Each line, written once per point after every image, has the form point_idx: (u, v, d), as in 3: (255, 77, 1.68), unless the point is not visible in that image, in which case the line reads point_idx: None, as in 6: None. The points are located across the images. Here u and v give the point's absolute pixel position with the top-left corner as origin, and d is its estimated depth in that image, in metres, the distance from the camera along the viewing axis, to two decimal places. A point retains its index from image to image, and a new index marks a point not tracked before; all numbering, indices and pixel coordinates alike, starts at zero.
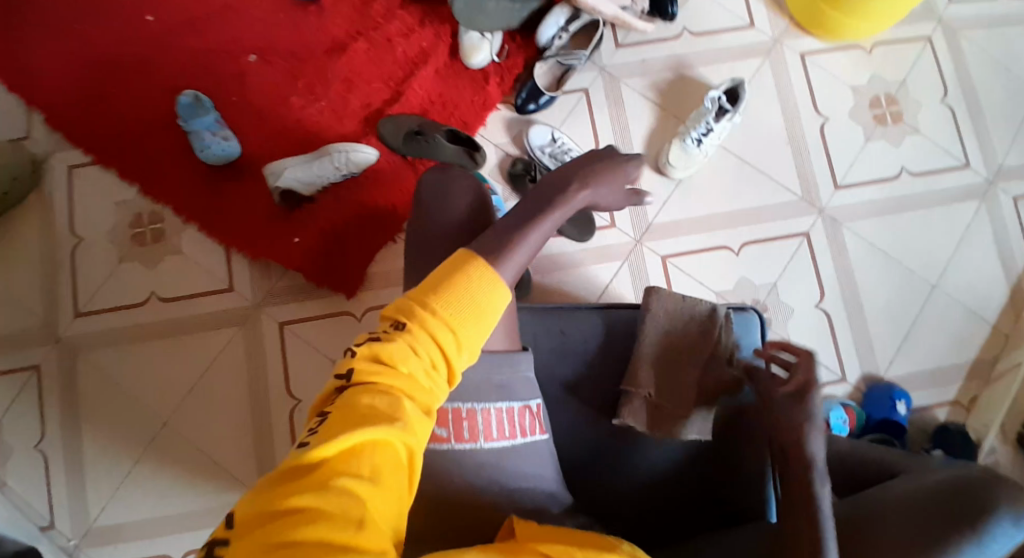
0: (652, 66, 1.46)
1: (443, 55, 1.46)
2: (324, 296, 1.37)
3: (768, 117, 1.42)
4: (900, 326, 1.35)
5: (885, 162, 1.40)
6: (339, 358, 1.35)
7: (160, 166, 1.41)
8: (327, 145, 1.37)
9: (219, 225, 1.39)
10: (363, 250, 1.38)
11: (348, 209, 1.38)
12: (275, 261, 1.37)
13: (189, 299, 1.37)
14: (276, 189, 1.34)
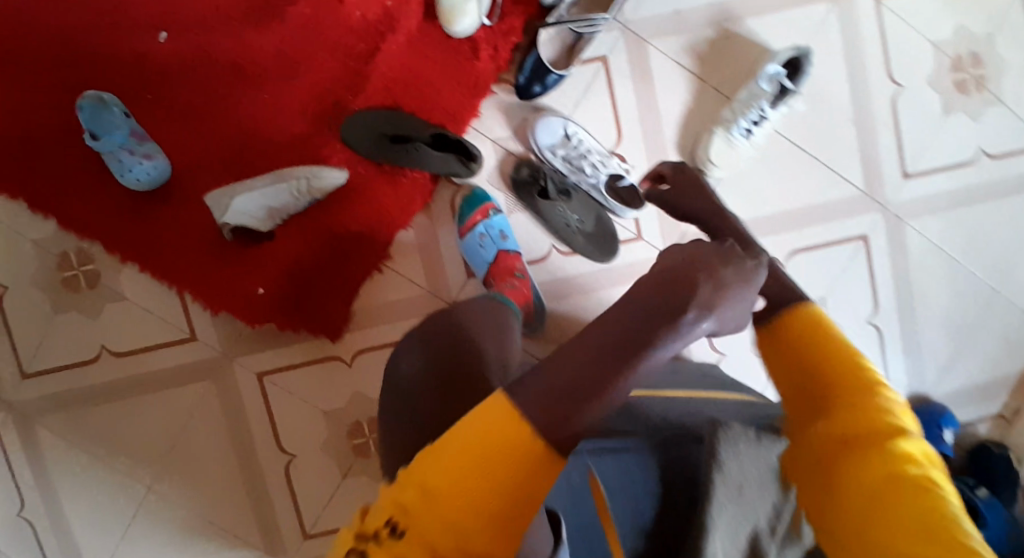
0: (689, 21, 1.16)
1: (414, 19, 1.13)
2: (305, 340, 1.18)
3: (826, 86, 1.16)
4: (954, 336, 1.19)
5: (960, 142, 1.17)
6: (332, 410, 1.20)
7: (77, 194, 1.14)
8: (286, 168, 1.11)
9: (162, 265, 1.16)
10: (341, 288, 1.17)
11: (316, 244, 1.16)
12: (235, 313, 1.17)
13: (146, 351, 1.18)
14: (224, 225, 1.09)
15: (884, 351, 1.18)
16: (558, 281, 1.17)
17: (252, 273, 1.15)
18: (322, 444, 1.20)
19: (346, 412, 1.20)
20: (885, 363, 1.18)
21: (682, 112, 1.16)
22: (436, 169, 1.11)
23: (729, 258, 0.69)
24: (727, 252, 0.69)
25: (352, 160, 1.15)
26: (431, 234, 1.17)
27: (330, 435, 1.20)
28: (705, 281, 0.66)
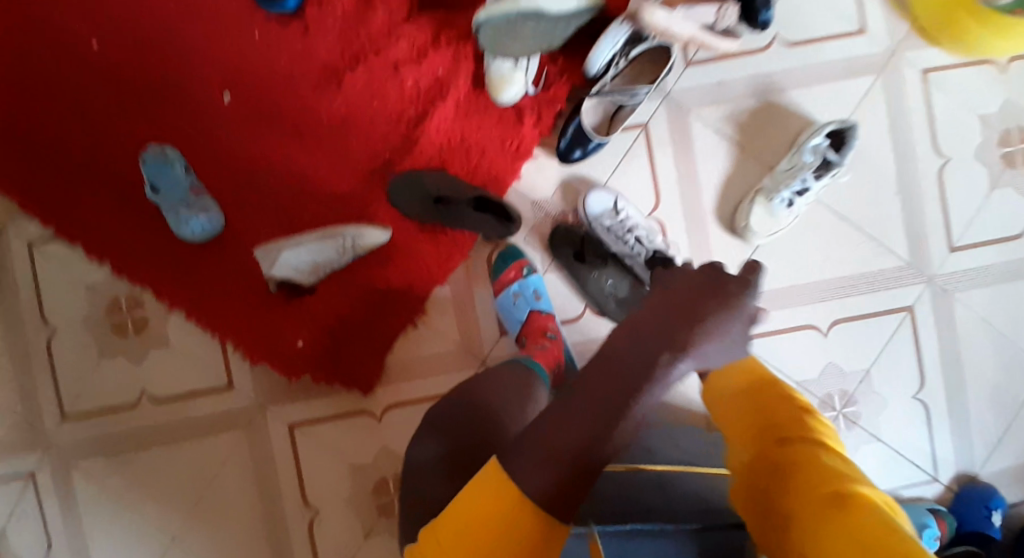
0: (730, 90, 1.17)
1: (465, 85, 1.16)
2: (339, 393, 1.20)
3: (870, 156, 1.15)
4: (1004, 413, 1.14)
5: (1007, 215, 1.15)
6: (359, 467, 1.20)
7: (131, 242, 1.19)
8: (333, 227, 1.14)
9: (208, 313, 1.20)
10: (375, 344, 1.18)
11: (355, 301, 1.18)
12: (273, 363, 1.19)
13: (184, 398, 1.21)
14: (271, 278, 1.13)
15: (931, 427, 1.13)
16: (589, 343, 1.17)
17: (293, 326, 1.18)
18: (347, 501, 1.20)
19: (373, 469, 1.20)
20: (932, 440, 1.14)
21: (723, 180, 1.17)
22: (475, 230, 1.14)
23: (719, 292, 0.73)
24: (715, 285, 0.73)
25: (395, 218, 1.17)
26: (468, 289, 1.19)
27: (356, 492, 1.20)
28: (687, 320, 0.71)
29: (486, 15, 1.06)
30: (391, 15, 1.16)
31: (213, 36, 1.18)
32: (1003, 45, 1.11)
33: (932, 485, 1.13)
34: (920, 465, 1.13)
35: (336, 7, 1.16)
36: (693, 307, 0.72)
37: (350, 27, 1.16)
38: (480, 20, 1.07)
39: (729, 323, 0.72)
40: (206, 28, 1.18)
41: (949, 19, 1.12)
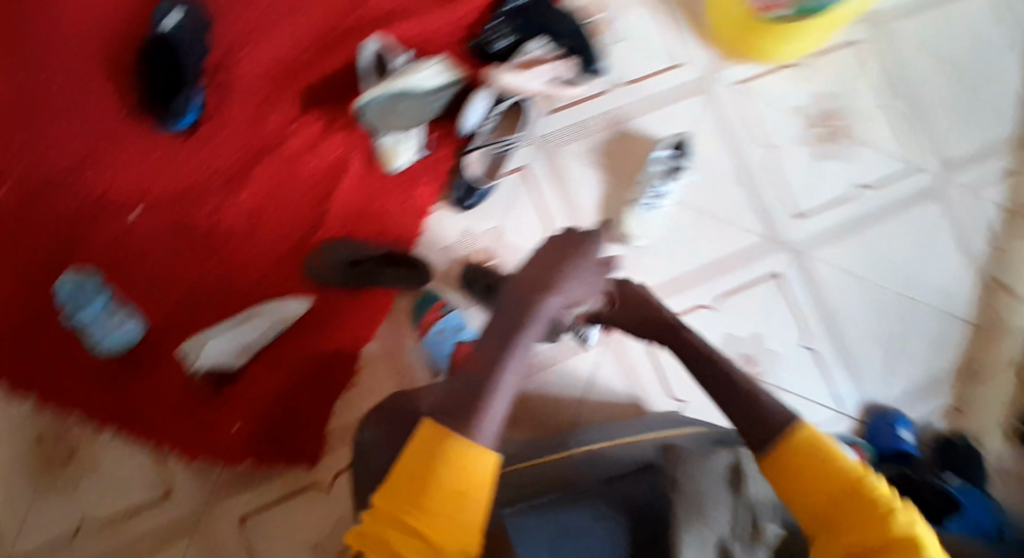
0: (589, 128, 1.33)
1: (360, 164, 1.28)
2: (286, 473, 1.24)
3: (715, 157, 1.33)
4: (883, 342, 1.32)
5: (836, 182, 1.34)
6: (320, 541, 1.24)
7: (53, 370, 1.21)
8: (253, 308, 1.21)
9: (141, 423, 1.22)
10: (314, 414, 1.24)
11: (284, 380, 1.23)
12: (214, 455, 1.22)
13: (128, 516, 1.22)
14: (197, 367, 1.19)
15: (825, 370, 1.31)
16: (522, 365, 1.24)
17: (228, 414, 1.22)
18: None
19: (333, 540, 1.24)
20: (828, 379, 1.31)
21: (600, 200, 1.32)
22: (388, 283, 1.24)
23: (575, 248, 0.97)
24: (572, 245, 0.97)
25: (313, 291, 1.25)
26: (393, 343, 1.27)
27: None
28: (547, 270, 0.93)
29: (366, 100, 1.20)
30: (283, 116, 1.28)
31: (111, 164, 1.25)
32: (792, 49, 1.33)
33: (843, 420, 1.30)
34: (825, 403, 1.30)
35: (229, 118, 1.27)
36: (556, 258, 0.95)
37: (244, 133, 1.28)
38: (359, 105, 1.21)
39: (584, 265, 0.95)
40: (100, 159, 1.25)
41: (749, 35, 1.31)
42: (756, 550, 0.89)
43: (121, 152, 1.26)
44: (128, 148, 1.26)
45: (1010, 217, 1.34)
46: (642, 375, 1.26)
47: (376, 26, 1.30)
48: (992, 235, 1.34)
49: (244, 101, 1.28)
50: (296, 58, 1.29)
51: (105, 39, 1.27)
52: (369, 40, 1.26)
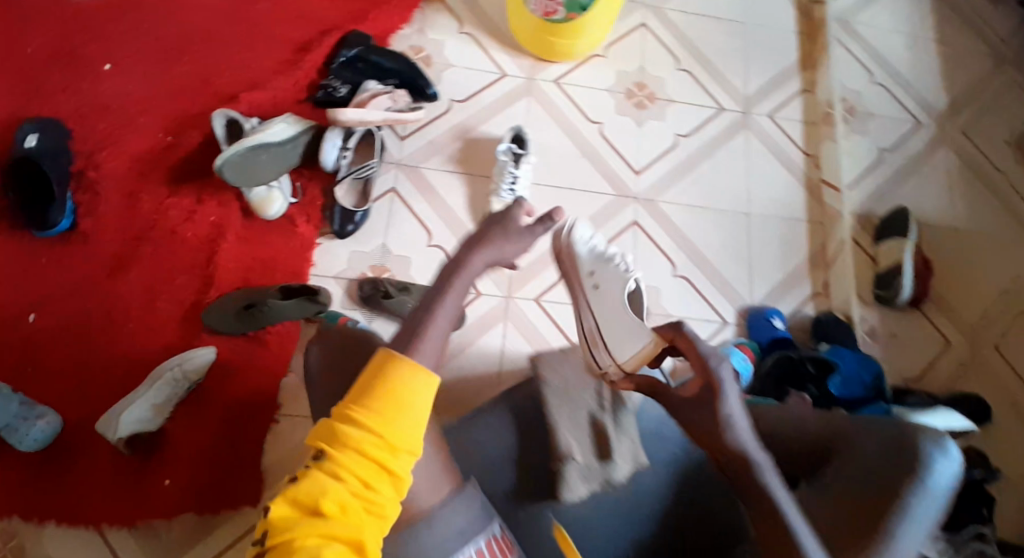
0: (441, 143, 1.48)
1: (238, 219, 1.38)
2: (231, 519, 1.29)
3: (553, 140, 1.51)
4: (742, 255, 1.50)
5: (661, 136, 1.54)
6: None
7: None
8: (155, 368, 1.29)
9: (80, 507, 1.27)
10: (244, 457, 1.31)
11: (210, 427, 1.32)
12: (154, 515, 1.28)
13: None
14: (119, 439, 1.24)
15: (699, 289, 1.48)
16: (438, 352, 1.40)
17: (160, 469, 1.29)
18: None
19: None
20: (706, 299, 1.48)
21: (467, 200, 1.47)
22: (287, 316, 1.32)
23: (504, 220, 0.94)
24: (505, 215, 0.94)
25: (217, 340, 1.35)
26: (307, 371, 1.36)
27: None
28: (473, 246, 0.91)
29: (225, 158, 1.29)
30: (155, 196, 1.37)
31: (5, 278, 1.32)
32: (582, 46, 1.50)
33: (727, 328, 1.46)
34: (708, 316, 1.47)
35: (105, 210, 1.36)
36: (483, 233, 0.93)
37: (123, 219, 1.36)
38: (221, 165, 1.29)
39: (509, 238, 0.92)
40: None
41: (544, 42, 1.49)
42: (624, 414, 1.03)
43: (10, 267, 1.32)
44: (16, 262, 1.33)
45: (808, 129, 1.57)
46: (543, 333, 1.44)
47: (225, 97, 1.41)
48: (801, 146, 1.56)
49: (118, 193, 1.37)
50: (158, 143, 1.39)
51: None
52: (214, 114, 1.34)
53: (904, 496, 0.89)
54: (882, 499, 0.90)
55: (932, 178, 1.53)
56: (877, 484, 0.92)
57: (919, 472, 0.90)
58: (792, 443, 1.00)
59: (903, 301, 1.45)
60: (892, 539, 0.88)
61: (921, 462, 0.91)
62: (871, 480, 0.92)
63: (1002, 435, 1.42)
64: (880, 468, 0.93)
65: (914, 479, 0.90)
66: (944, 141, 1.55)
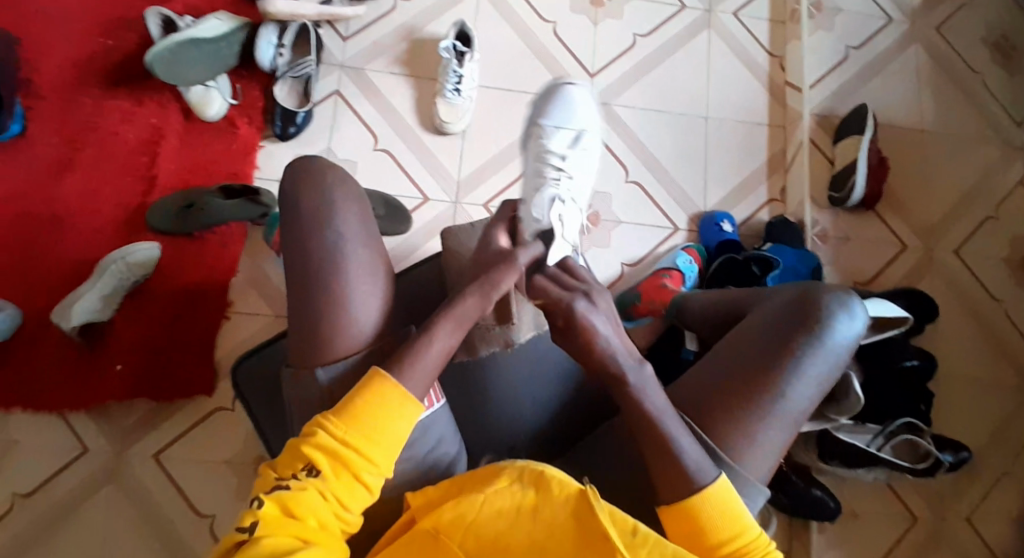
0: (386, 44, 1.46)
1: (178, 122, 1.40)
2: (187, 406, 1.42)
3: (504, 40, 1.46)
4: (696, 160, 1.48)
5: (618, 36, 1.48)
6: (231, 456, 1.41)
7: None
8: (104, 259, 1.36)
9: (38, 396, 1.38)
10: (196, 349, 1.42)
11: (157, 318, 1.41)
12: (108, 398, 1.39)
13: (47, 482, 1.37)
14: (71, 328, 1.32)
15: (652, 195, 1.47)
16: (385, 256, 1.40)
17: (110, 356, 1.40)
18: (236, 491, 1.39)
19: (244, 455, 1.41)
20: (658, 205, 1.47)
21: (413, 102, 1.45)
22: (232, 215, 1.35)
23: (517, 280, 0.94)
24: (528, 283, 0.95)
25: (160, 238, 1.41)
26: (257, 268, 1.45)
27: (239, 480, 1.40)
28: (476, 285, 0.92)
29: (157, 52, 1.30)
30: (96, 99, 1.39)
31: None
32: None
33: (678, 234, 1.47)
34: (658, 223, 1.47)
35: (47, 112, 1.38)
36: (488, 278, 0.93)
37: (64, 121, 1.38)
38: (150, 58, 1.29)
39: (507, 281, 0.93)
40: None
41: None
42: None
43: None
44: None
45: (775, 28, 1.52)
46: None
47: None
48: (767, 46, 1.51)
49: (59, 97, 1.38)
50: (98, 47, 1.40)
51: None
52: (147, 12, 1.35)
53: (801, 353, 1.07)
54: (787, 355, 1.07)
55: (902, 76, 1.52)
56: (780, 343, 1.08)
57: (822, 331, 1.08)
58: (704, 315, 1.25)
59: (854, 203, 1.47)
60: (788, 387, 1.06)
61: (824, 323, 1.08)
62: (775, 339, 1.08)
63: (944, 330, 1.50)
64: (791, 330, 1.08)
65: (813, 337, 1.07)
66: (916, 38, 1.54)
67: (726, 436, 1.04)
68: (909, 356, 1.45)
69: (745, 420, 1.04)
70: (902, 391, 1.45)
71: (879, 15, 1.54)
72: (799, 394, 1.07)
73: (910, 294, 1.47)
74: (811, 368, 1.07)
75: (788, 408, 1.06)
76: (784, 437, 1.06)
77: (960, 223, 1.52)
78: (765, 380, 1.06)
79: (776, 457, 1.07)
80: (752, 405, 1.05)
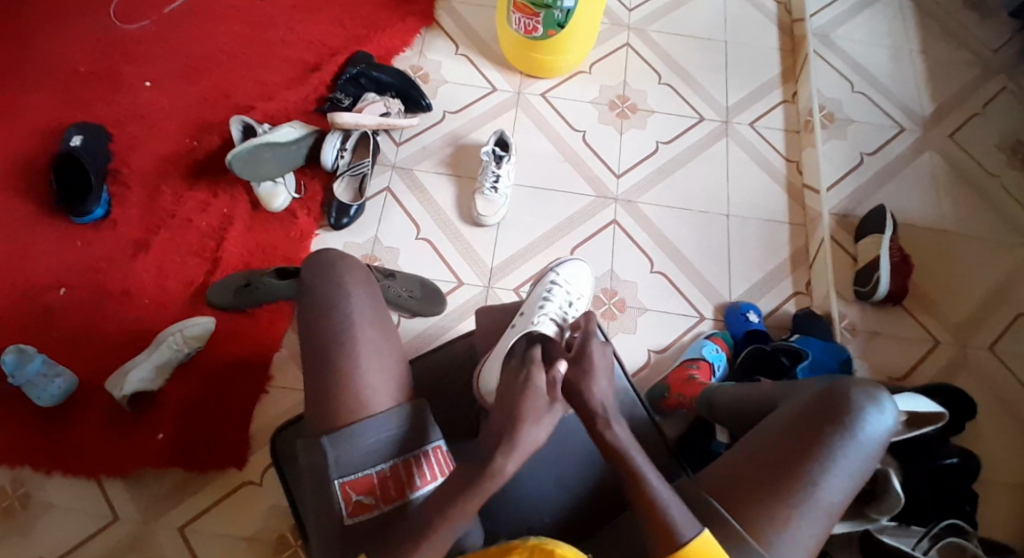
0: (433, 149, 1.62)
1: (246, 211, 1.57)
2: (219, 476, 1.46)
3: (539, 146, 1.61)
4: (720, 253, 1.56)
5: (642, 142, 1.63)
6: (253, 533, 1.44)
7: (15, 434, 1.45)
8: (162, 332, 1.47)
9: (81, 460, 1.45)
10: (235, 420, 1.48)
11: (202, 391, 1.49)
12: (146, 464, 1.45)
13: (76, 547, 1.41)
14: (122, 396, 1.41)
15: (676, 285, 1.53)
16: (414, 336, 1.49)
17: (153, 425, 1.46)
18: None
19: (267, 532, 1.44)
20: (684, 295, 1.53)
21: (455, 200, 1.58)
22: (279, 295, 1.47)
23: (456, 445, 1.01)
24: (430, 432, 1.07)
25: (217, 313, 1.53)
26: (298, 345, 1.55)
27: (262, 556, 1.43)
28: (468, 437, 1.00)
29: (237, 153, 1.46)
30: (177, 191, 1.58)
31: (44, 254, 1.53)
32: (560, 61, 1.64)
33: (705, 322, 1.51)
34: (685, 311, 1.52)
35: (133, 201, 1.57)
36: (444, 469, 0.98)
37: (146, 210, 1.57)
38: (230, 158, 1.46)
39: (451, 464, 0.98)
40: (30, 255, 1.53)
41: (525, 57, 1.64)
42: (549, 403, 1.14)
43: (46, 248, 1.53)
44: (53, 243, 1.54)
45: (789, 136, 1.66)
46: None
47: (244, 107, 1.64)
48: (783, 152, 1.64)
49: (145, 188, 1.58)
50: (184, 146, 1.61)
51: (26, 166, 1.58)
52: (231, 120, 1.56)
53: (829, 445, 1.06)
54: (817, 446, 1.06)
55: (918, 179, 1.60)
56: (809, 435, 1.08)
57: (852, 426, 1.07)
58: (734, 412, 1.24)
59: (880, 298, 1.50)
60: (822, 479, 1.05)
61: (853, 417, 1.08)
62: (806, 431, 1.08)
63: (985, 427, 1.45)
64: (821, 423, 1.08)
65: (843, 431, 1.07)
66: (929, 145, 1.64)
67: (759, 528, 1.03)
68: (948, 454, 1.39)
69: (776, 510, 1.03)
70: (943, 491, 1.37)
71: (891, 125, 1.65)
72: (832, 485, 1.05)
73: (947, 390, 1.44)
74: (843, 461, 1.06)
75: (821, 501, 1.04)
76: (819, 529, 1.04)
77: (993, 320, 1.51)
78: (796, 472, 1.05)
79: (810, 549, 1.04)
80: (783, 495, 1.04)
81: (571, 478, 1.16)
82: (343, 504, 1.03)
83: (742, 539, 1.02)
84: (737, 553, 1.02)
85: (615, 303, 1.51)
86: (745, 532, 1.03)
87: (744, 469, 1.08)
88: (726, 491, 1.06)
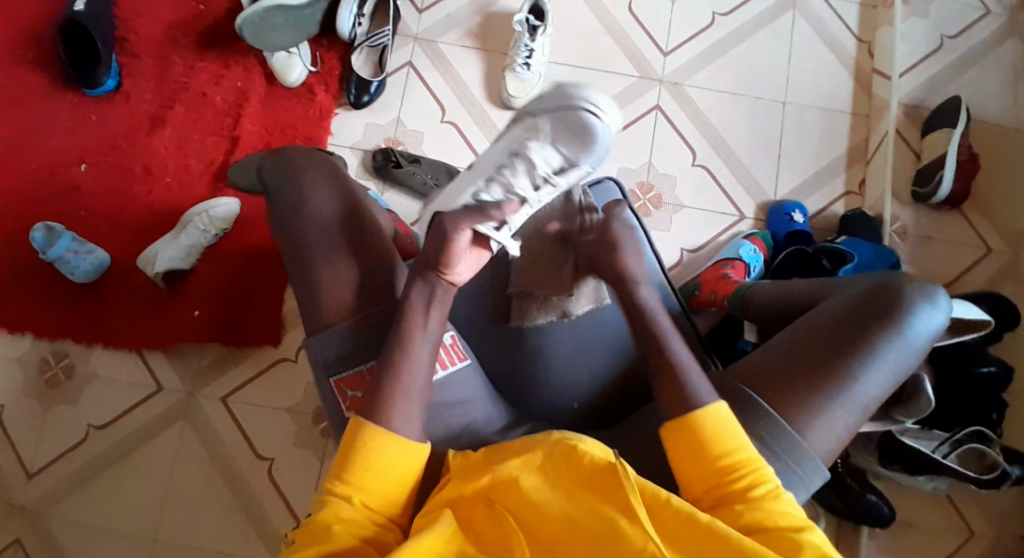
0: (460, 18, 1.49)
1: (261, 86, 1.48)
2: (255, 354, 1.48)
3: (578, 14, 1.47)
4: (771, 145, 1.43)
5: (695, 15, 1.48)
6: (292, 406, 1.46)
7: (51, 310, 1.45)
8: (188, 214, 1.43)
9: (119, 336, 1.46)
10: (265, 303, 1.48)
11: (230, 270, 1.48)
12: (182, 342, 1.46)
13: (121, 416, 1.45)
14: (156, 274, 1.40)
15: (718, 180, 1.42)
16: None
17: (188, 303, 1.47)
18: (294, 439, 1.45)
19: (307, 405, 1.46)
20: (725, 191, 1.42)
21: (483, 76, 1.47)
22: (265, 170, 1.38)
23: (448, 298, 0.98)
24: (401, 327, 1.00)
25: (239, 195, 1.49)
26: None
27: (300, 426, 1.45)
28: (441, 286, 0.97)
29: (245, 15, 1.34)
30: (188, 61, 1.50)
31: (61, 128, 1.48)
32: None
33: (744, 221, 1.41)
34: (727, 209, 1.41)
35: (145, 73, 1.50)
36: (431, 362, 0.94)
37: (159, 82, 1.49)
38: (239, 22, 1.35)
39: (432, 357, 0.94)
40: (47, 125, 1.48)
41: None
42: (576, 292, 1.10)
43: (61, 119, 1.48)
44: (68, 114, 1.48)
45: (864, 12, 1.49)
46: None
47: None
48: (855, 30, 1.48)
49: (155, 58, 1.50)
50: (190, 11, 1.52)
51: (29, 31, 1.51)
52: None
53: (875, 340, 0.94)
54: (863, 339, 0.94)
55: (999, 68, 1.45)
56: (854, 327, 0.95)
57: (901, 321, 0.95)
58: (770, 309, 1.12)
59: (939, 200, 1.38)
60: (862, 372, 0.93)
61: (903, 312, 0.95)
62: (851, 323, 0.96)
63: None
64: (869, 315, 0.95)
65: (891, 326, 0.95)
66: (1016, 30, 1.47)
67: (791, 415, 0.92)
68: (986, 363, 1.32)
69: (809, 401, 0.93)
70: (971, 397, 1.32)
71: (977, 6, 1.48)
72: (872, 380, 0.94)
73: (993, 299, 1.36)
74: (887, 356, 0.94)
75: (859, 395, 0.93)
76: (852, 423, 0.94)
77: None
78: (837, 362, 0.94)
79: (841, 442, 0.94)
80: (820, 382, 0.93)
81: (603, 369, 1.09)
82: (341, 399, 0.99)
83: (772, 423, 0.92)
84: (767, 435, 0.92)
85: (651, 199, 1.41)
86: (775, 415, 0.92)
87: (780, 349, 0.97)
88: (759, 375, 0.96)
